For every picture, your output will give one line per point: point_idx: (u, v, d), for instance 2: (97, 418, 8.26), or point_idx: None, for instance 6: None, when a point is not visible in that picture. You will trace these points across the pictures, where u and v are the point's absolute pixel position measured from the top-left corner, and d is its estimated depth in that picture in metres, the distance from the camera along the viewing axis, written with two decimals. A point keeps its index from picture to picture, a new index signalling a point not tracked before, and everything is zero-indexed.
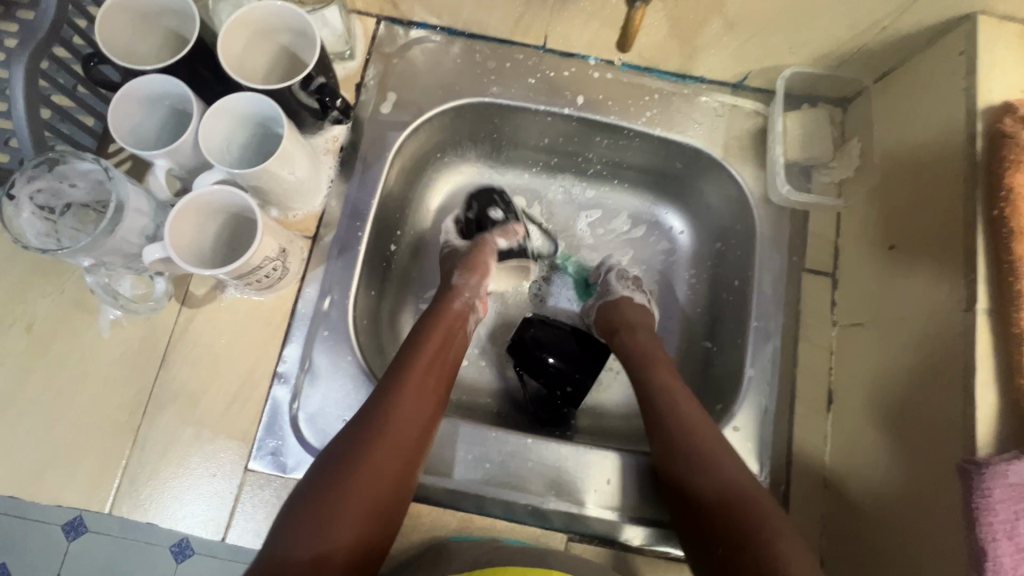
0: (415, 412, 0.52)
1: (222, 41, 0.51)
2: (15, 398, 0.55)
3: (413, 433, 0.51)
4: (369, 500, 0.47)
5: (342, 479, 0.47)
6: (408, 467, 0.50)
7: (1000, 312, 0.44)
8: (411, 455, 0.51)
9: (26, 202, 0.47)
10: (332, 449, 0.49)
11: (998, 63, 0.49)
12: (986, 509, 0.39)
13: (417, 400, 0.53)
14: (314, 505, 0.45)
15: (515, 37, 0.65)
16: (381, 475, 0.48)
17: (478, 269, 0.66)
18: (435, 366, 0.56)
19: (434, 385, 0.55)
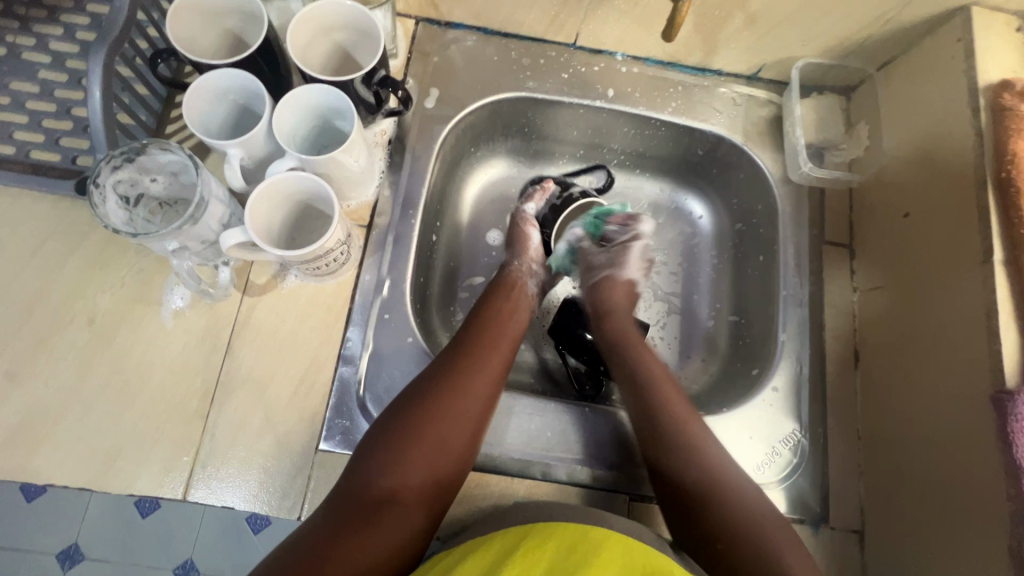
0: (484, 370, 0.55)
1: (292, 31, 0.54)
2: (81, 391, 0.55)
3: (486, 389, 0.54)
4: (440, 441, 0.50)
5: (415, 422, 0.51)
6: (479, 419, 0.53)
7: (1014, 261, 0.49)
8: (482, 408, 0.54)
9: (110, 190, 0.51)
10: (408, 394, 0.53)
11: (991, 48, 0.55)
12: (1021, 432, 0.45)
13: (486, 359, 0.56)
14: (391, 441, 0.49)
15: (548, 35, 0.70)
16: (452, 421, 0.51)
17: (518, 241, 0.70)
18: (500, 329, 0.60)
19: (502, 347, 0.58)
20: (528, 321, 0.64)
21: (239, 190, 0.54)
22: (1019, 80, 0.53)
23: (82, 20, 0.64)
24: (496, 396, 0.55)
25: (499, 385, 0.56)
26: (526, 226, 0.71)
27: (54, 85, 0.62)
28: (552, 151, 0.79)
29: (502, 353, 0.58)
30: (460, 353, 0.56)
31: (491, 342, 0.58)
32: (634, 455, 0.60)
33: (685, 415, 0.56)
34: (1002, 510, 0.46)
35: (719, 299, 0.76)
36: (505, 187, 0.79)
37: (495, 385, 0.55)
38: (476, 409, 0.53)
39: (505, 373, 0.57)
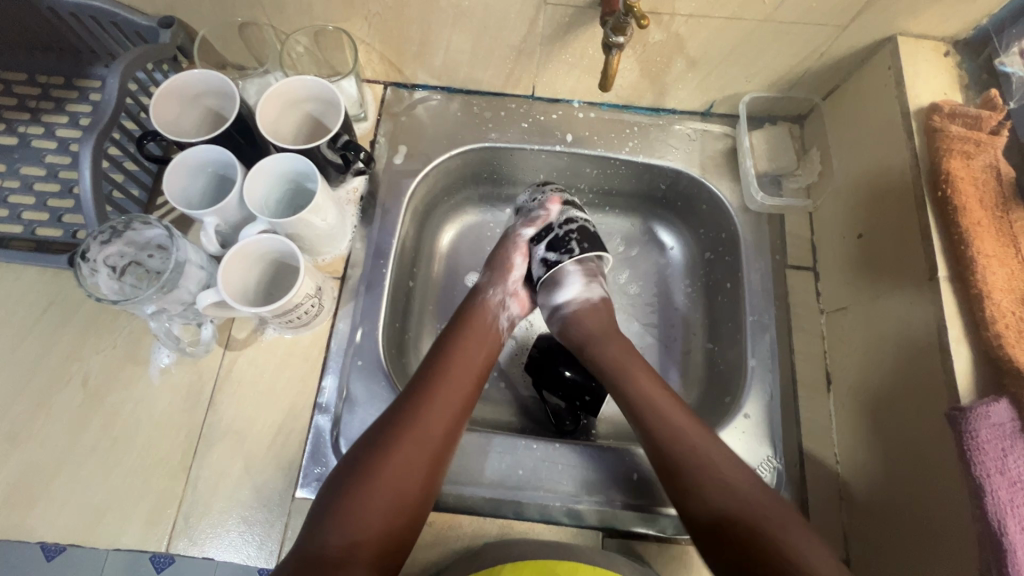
0: (438, 415, 0.56)
1: (260, 109, 0.59)
2: (74, 449, 0.58)
3: (440, 434, 0.55)
4: (392, 493, 0.51)
5: (368, 475, 0.51)
6: (433, 467, 0.54)
7: (959, 278, 0.50)
8: (437, 453, 0.54)
9: (101, 264, 0.57)
10: (362, 445, 0.54)
11: (918, 75, 0.58)
12: (977, 450, 0.44)
13: (442, 402, 0.57)
14: (344, 498, 0.50)
15: (507, 90, 0.75)
16: (405, 471, 0.52)
17: (500, 267, 0.69)
18: (458, 370, 0.60)
19: (461, 388, 0.59)
20: (491, 353, 0.64)
21: (214, 253, 0.59)
22: (948, 102, 0.55)
23: (85, 108, 0.71)
24: (452, 440, 0.55)
25: (454, 428, 0.56)
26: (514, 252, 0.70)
27: (59, 168, 0.68)
28: (522, 195, 0.82)
29: (459, 395, 0.58)
30: (415, 397, 0.57)
31: (446, 384, 0.58)
32: (606, 490, 0.60)
33: (688, 430, 0.55)
34: (971, 530, 0.45)
35: (695, 327, 0.76)
36: (479, 231, 0.82)
37: (451, 429, 0.56)
38: (429, 455, 0.54)
39: (462, 415, 0.57)
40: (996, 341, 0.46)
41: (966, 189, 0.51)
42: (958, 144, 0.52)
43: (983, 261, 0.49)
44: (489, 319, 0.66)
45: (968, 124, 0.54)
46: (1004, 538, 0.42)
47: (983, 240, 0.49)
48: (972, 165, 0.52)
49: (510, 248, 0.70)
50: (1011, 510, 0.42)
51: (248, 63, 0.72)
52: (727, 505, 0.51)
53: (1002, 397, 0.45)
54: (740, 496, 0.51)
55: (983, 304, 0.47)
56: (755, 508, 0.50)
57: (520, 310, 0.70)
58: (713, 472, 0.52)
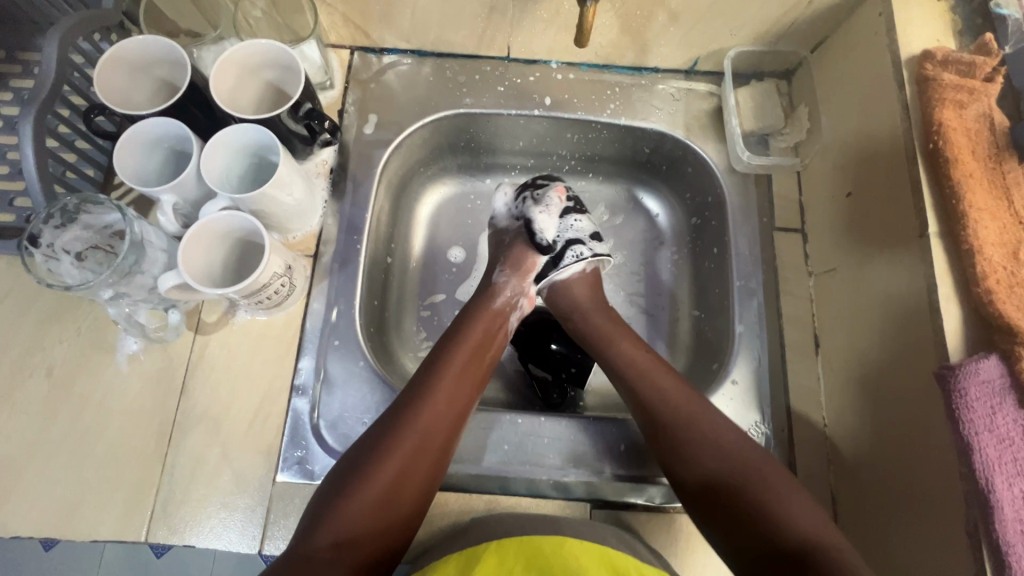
0: (446, 402, 0.55)
1: (213, 79, 0.56)
2: (43, 442, 0.56)
3: (444, 423, 0.54)
4: (396, 478, 0.50)
5: (366, 475, 0.49)
6: (435, 466, 0.52)
7: (950, 234, 0.48)
8: (444, 441, 0.53)
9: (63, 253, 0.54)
10: (364, 440, 0.52)
11: (910, 21, 0.55)
12: (965, 408, 0.43)
13: (444, 398, 0.55)
14: (344, 493, 0.49)
15: (481, 51, 0.71)
16: (411, 456, 0.51)
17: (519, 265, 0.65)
18: (463, 357, 0.58)
19: (465, 386, 0.57)
20: (501, 348, 0.62)
21: (176, 234, 0.56)
22: (941, 48, 0.52)
23: (30, 84, 0.65)
24: (453, 440, 0.54)
25: (456, 428, 0.55)
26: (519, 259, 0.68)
27: (6, 148, 0.63)
28: (503, 164, 0.79)
29: (462, 395, 0.56)
30: (421, 393, 0.55)
31: (449, 379, 0.56)
32: (595, 462, 0.59)
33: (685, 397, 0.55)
34: (958, 489, 0.44)
35: (682, 295, 0.74)
36: (459, 203, 0.79)
37: (457, 418, 0.55)
38: (430, 455, 0.52)
39: (465, 416, 0.56)
40: (987, 298, 0.44)
41: (958, 140, 0.49)
42: (950, 93, 0.50)
43: (975, 216, 0.47)
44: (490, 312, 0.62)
45: (961, 72, 0.51)
46: (992, 495, 0.41)
47: (975, 194, 0.47)
48: (965, 116, 0.50)
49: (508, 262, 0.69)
50: (998, 467, 0.42)
51: (202, 30, 0.68)
52: (715, 469, 0.51)
53: (992, 354, 0.44)
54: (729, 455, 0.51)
55: (974, 261, 0.46)
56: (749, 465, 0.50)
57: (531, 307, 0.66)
58: (722, 449, 0.51)
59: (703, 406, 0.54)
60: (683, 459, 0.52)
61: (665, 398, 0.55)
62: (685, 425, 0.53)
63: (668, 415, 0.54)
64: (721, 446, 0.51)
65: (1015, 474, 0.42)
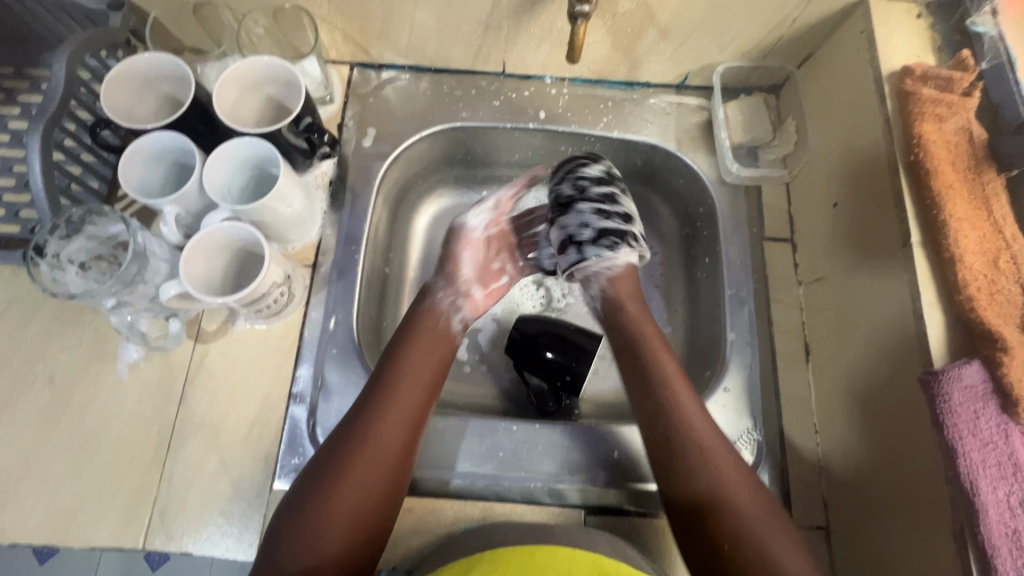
0: (395, 422, 0.54)
1: (217, 94, 0.57)
2: (43, 450, 0.57)
3: (400, 431, 0.54)
4: (353, 506, 0.50)
5: (324, 493, 0.50)
6: (397, 473, 0.53)
7: (932, 243, 0.49)
8: (397, 461, 0.53)
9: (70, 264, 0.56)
10: (319, 458, 0.52)
11: (891, 38, 0.57)
12: (949, 412, 0.44)
13: (396, 406, 0.55)
14: (303, 513, 0.49)
15: (477, 67, 0.73)
16: (363, 483, 0.51)
17: (484, 263, 0.69)
18: (403, 375, 0.57)
19: (416, 391, 0.56)
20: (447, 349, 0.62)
21: (178, 244, 0.57)
22: (920, 64, 0.54)
23: (38, 99, 0.67)
24: (411, 445, 0.54)
25: (413, 434, 0.55)
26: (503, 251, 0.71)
27: (13, 161, 0.65)
28: (499, 176, 0.80)
29: (414, 400, 0.56)
30: (368, 405, 0.54)
31: (398, 387, 0.56)
32: (588, 468, 0.60)
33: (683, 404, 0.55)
34: (944, 493, 0.45)
35: (676, 303, 0.75)
36: (456, 214, 0.80)
37: (408, 436, 0.54)
38: (389, 463, 0.52)
39: (420, 420, 0.56)
40: (969, 304, 0.46)
41: (938, 152, 0.50)
42: (930, 107, 0.52)
43: (956, 225, 0.48)
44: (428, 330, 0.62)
45: (940, 86, 0.53)
46: (976, 498, 0.42)
47: (955, 204, 0.49)
48: (944, 129, 0.51)
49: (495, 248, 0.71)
50: (983, 470, 0.43)
51: (206, 47, 0.70)
52: (703, 482, 0.51)
53: (974, 359, 0.45)
54: (714, 466, 0.52)
55: (955, 269, 0.47)
56: (729, 478, 0.51)
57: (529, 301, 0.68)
58: (710, 463, 0.52)
59: (699, 409, 0.55)
60: (678, 470, 0.52)
61: (666, 406, 0.55)
62: (681, 438, 0.53)
63: (665, 423, 0.54)
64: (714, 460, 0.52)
65: (1000, 478, 0.43)
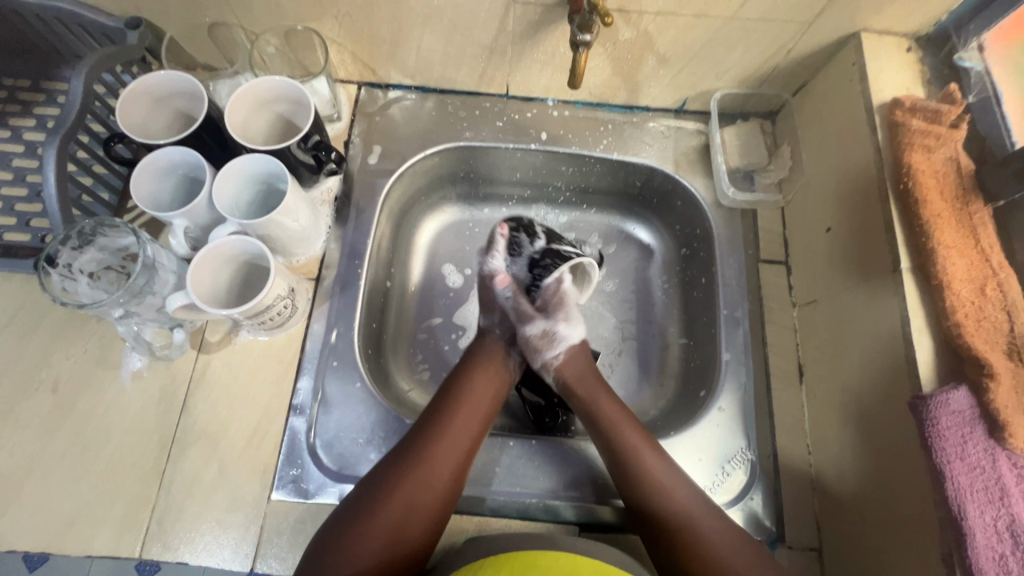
0: (448, 457, 0.55)
1: (229, 111, 0.59)
2: (44, 457, 0.58)
3: (452, 465, 0.55)
4: (389, 536, 0.51)
5: (371, 515, 0.51)
6: (443, 507, 0.54)
7: (921, 269, 0.51)
8: (446, 504, 0.54)
9: (82, 275, 0.57)
10: (373, 478, 0.54)
11: (881, 71, 0.59)
12: (937, 436, 0.45)
13: (450, 439, 0.56)
14: (351, 529, 0.50)
15: (481, 88, 0.75)
16: (411, 519, 0.52)
17: (494, 307, 0.67)
18: (464, 410, 0.58)
19: (469, 428, 0.57)
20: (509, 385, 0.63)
21: (186, 256, 0.59)
22: (909, 97, 0.56)
23: (53, 111, 0.68)
24: (460, 482, 0.55)
25: (464, 469, 0.56)
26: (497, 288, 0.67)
27: (26, 171, 0.66)
28: (500, 194, 0.82)
29: (467, 437, 0.57)
30: (427, 433, 0.56)
31: (455, 420, 0.57)
32: (583, 485, 0.60)
33: (633, 441, 0.57)
34: (933, 516, 0.45)
35: (672, 322, 0.76)
36: (457, 230, 0.82)
37: (460, 480, 0.55)
38: (437, 496, 0.53)
39: (471, 457, 0.57)
40: (956, 330, 0.47)
41: (927, 181, 0.52)
42: (919, 138, 0.53)
43: (944, 252, 0.49)
44: (498, 367, 0.64)
45: (929, 119, 0.54)
46: (963, 522, 0.43)
47: (944, 232, 0.50)
48: (933, 159, 0.53)
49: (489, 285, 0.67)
50: (970, 494, 0.43)
51: (218, 64, 0.72)
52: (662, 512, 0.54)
53: (962, 385, 0.46)
54: (674, 504, 0.54)
55: (943, 295, 0.48)
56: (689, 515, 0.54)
57: None
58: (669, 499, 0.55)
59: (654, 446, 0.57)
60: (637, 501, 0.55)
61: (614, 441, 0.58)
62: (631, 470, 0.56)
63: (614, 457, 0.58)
64: (675, 494, 0.55)
65: (987, 502, 0.44)
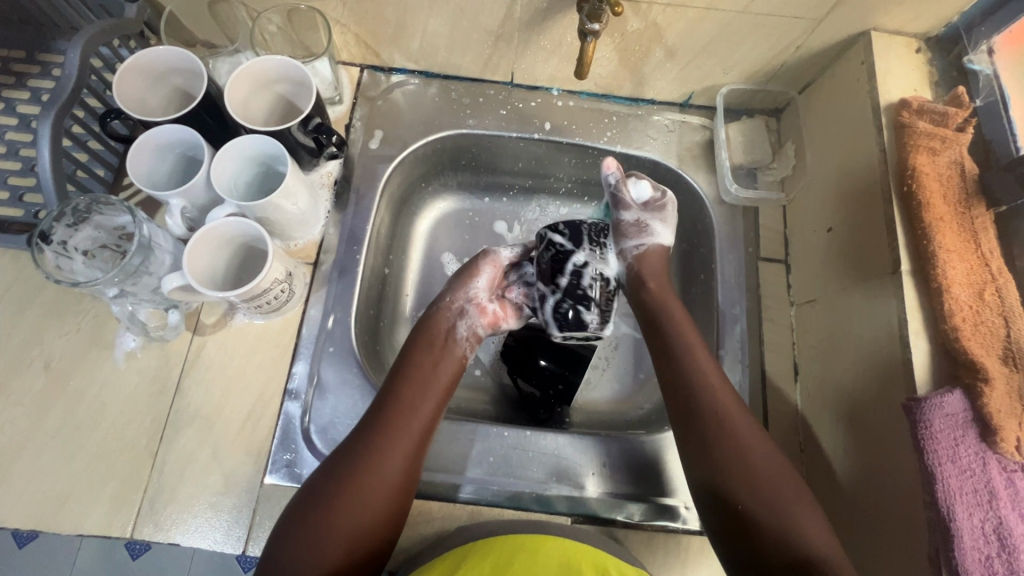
0: (401, 437, 0.54)
1: (228, 90, 0.58)
2: (35, 434, 0.57)
3: (408, 446, 0.54)
4: (350, 523, 0.49)
5: (330, 502, 0.49)
6: (403, 488, 0.52)
7: (921, 271, 0.51)
8: (396, 490, 0.52)
9: (78, 253, 0.57)
10: (328, 465, 0.52)
11: (890, 71, 0.59)
12: (930, 438, 0.45)
13: (400, 420, 0.55)
14: (310, 517, 0.49)
15: (485, 76, 0.74)
16: (360, 510, 0.50)
17: (465, 276, 0.65)
18: (417, 391, 0.57)
19: (421, 408, 0.56)
20: (460, 362, 0.62)
21: (182, 237, 0.58)
22: (917, 98, 0.55)
23: (48, 84, 0.67)
24: (417, 462, 0.54)
25: (421, 450, 0.55)
26: (486, 264, 0.65)
27: (19, 145, 0.65)
28: (501, 183, 0.81)
29: (421, 417, 0.56)
30: (378, 415, 0.55)
31: (405, 400, 0.56)
32: (576, 476, 0.61)
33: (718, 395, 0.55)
34: (922, 516, 0.46)
35: None
36: (457, 218, 0.81)
37: (409, 463, 0.53)
38: (396, 478, 0.52)
39: (427, 437, 0.56)
40: (953, 334, 0.47)
41: (931, 184, 0.52)
42: (924, 140, 0.53)
43: (944, 255, 0.50)
44: (444, 337, 0.62)
45: (936, 121, 0.54)
46: (951, 523, 0.43)
47: (945, 236, 0.50)
48: (937, 162, 0.53)
49: (483, 259, 0.66)
50: (959, 496, 0.44)
51: (219, 42, 0.70)
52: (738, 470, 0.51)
53: (956, 388, 0.46)
54: (753, 463, 0.51)
55: (942, 298, 0.48)
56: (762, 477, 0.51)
57: (483, 319, 0.65)
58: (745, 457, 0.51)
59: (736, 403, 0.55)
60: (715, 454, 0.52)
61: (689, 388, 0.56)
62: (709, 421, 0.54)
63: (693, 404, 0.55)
64: (749, 456, 0.52)
65: (976, 505, 0.44)
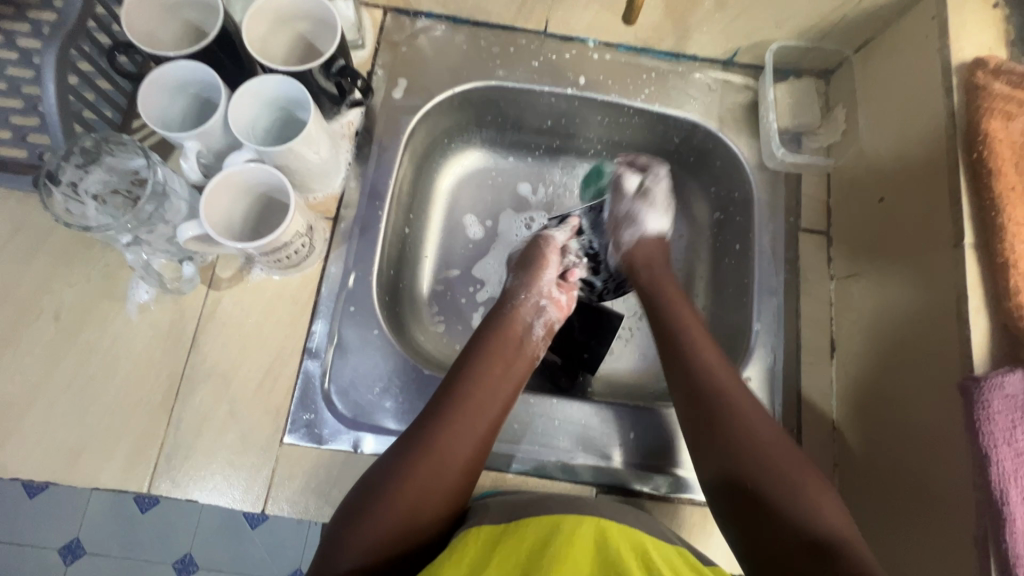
0: (465, 430, 0.52)
1: (247, 27, 0.54)
2: (47, 385, 0.55)
3: (473, 441, 0.52)
4: (407, 511, 0.48)
5: (389, 488, 0.48)
6: (463, 482, 0.51)
7: (985, 246, 0.48)
8: (458, 483, 0.50)
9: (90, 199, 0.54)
10: (391, 451, 0.51)
11: (965, 26, 0.54)
12: (987, 419, 0.43)
13: (465, 413, 0.53)
14: (367, 502, 0.48)
15: (518, 23, 0.69)
16: (420, 500, 0.48)
17: (534, 267, 0.65)
18: (484, 384, 0.55)
19: (488, 403, 0.54)
20: (530, 359, 0.60)
21: (197, 184, 0.55)
22: (994, 57, 0.51)
23: (49, 16, 0.63)
24: (480, 458, 0.52)
25: (484, 446, 0.53)
26: (548, 252, 0.65)
27: (21, 82, 0.61)
28: (528, 142, 0.77)
29: (487, 412, 0.54)
30: (443, 406, 0.53)
31: (471, 393, 0.54)
32: (603, 446, 0.59)
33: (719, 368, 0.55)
34: (972, 499, 0.44)
35: (699, 289, 0.74)
36: (480, 178, 0.77)
37: (473, 455, 0.52)
38: (457, 470, 0.50)
39: (492, 433, 0.54)
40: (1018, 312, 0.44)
41: (1004, 151, 0.48)
42: (1000, 103, 0.49)
43: (1013, 229, 0.46)
44: (519, 332, 0.61)
45: (1013, 82, 0.50)
46: (1005, 508, 0.41)
47: (1016, 208, 0.47)
48: (1012, 128, 0.49)
49: (544, 248, 0.66)
50: (1015, 481, 0.42)
51: None
52: (743, 443, 0.50)
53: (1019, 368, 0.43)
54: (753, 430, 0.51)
55: (1007, 274, 0.45)
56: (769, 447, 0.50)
57: (558, 313, 0.64)
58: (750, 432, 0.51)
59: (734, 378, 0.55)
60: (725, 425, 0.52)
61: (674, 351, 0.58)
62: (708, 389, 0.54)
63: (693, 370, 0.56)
64: (752, 427, 0.51)
65: None
